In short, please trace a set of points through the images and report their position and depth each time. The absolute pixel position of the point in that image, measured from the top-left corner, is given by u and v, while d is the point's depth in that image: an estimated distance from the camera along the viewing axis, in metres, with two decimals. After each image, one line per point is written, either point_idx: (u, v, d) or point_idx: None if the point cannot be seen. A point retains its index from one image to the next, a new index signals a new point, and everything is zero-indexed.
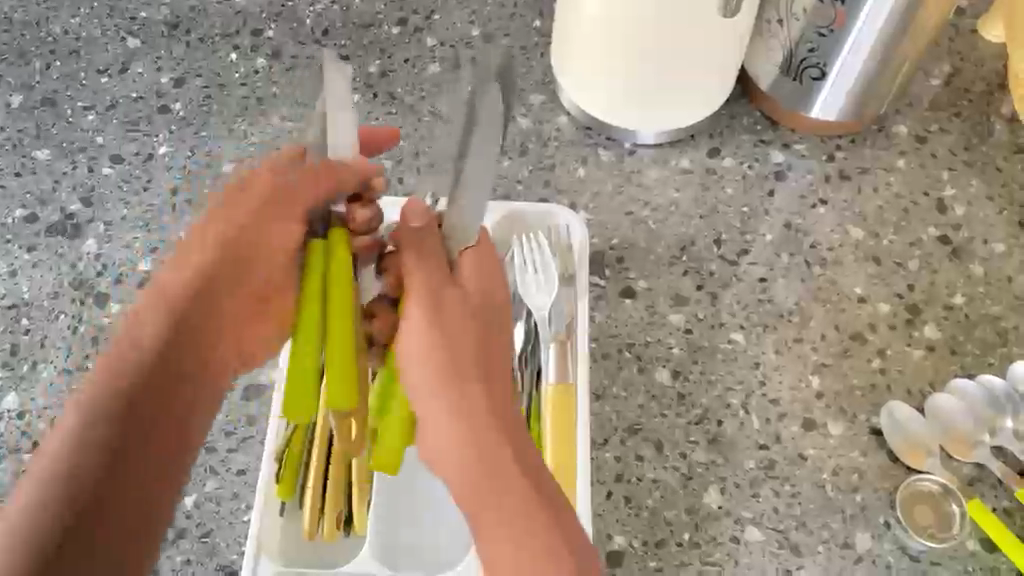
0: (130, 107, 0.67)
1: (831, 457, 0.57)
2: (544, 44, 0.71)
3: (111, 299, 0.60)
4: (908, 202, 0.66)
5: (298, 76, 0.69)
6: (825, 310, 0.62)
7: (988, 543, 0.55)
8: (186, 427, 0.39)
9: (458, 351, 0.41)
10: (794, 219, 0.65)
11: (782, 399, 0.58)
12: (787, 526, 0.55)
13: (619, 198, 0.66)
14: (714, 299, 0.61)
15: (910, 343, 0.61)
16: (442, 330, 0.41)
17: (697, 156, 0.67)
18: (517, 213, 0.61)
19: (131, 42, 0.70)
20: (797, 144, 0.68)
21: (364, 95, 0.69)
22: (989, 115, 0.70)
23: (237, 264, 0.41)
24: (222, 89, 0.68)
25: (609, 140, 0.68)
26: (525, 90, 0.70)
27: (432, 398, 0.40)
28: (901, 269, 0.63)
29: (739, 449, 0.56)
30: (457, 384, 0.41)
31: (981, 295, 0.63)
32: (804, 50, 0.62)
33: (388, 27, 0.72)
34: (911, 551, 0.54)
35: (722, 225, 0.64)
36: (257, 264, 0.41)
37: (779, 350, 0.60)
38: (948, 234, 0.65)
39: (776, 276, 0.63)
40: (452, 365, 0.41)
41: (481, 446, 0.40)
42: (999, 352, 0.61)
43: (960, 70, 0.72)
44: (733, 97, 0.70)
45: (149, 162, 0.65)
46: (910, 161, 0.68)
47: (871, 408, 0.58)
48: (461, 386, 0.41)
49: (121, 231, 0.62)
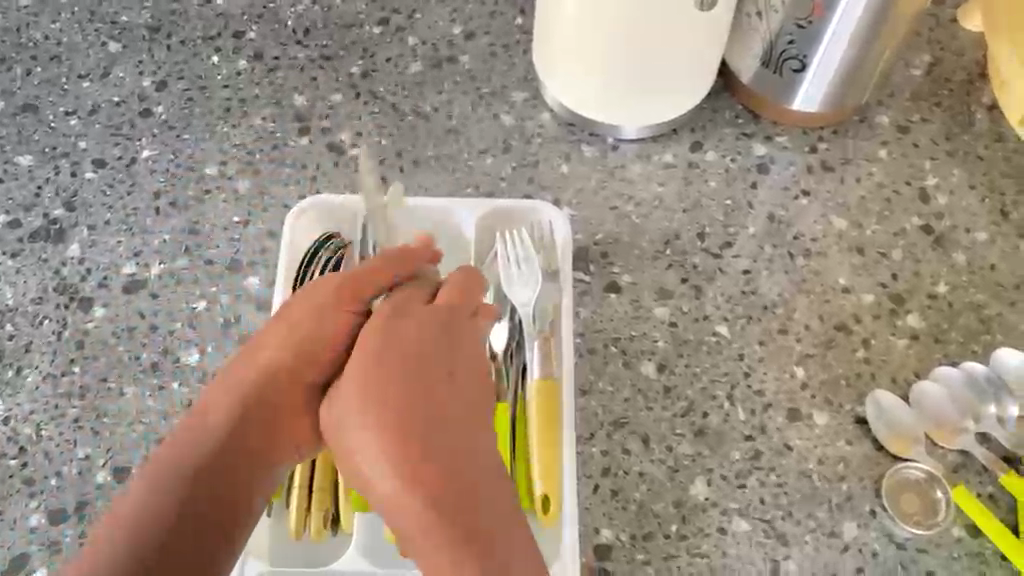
0: (112, 111, 0.67)
1: (817, 447, 0.57)
2: (525, 41, 0.72)
3: (96, 302, 0.60)
4: (890, 191, 0.66)
5: (280, 77, 0.69)
6: (809, 300, 0.62)
7: (973, 529, 0.55)
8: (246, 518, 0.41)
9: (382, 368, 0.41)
10: (777, 212, 0.65)
11: (767, 389, 0.58)
12: (774, 517, 0.55)
13: (603, 193, 0.66)
14: (698, 292, 0.62)
15: (894, 332, 0.61)
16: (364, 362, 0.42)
17: (680, 150, 0.67)
18: (500, 210, 0.62)
19: (112, 46, 0.70)
20: (780, 136, 0.68)
21: (347, 95, 0.69)
22: (970, 104, 0.70)
23: (300, 358, 0.44)
24: (204, 92, 0.68)
25: (592, 136, 0.68)
26: (508, 87, 0.70)
27: (340, 404, 0.41)
28: (885, 259, 0.64)
29: (726, 440, 0.57)
30: (365, 385, 0.40)
31: (964, 284, 0.63)
32: (783, 43, 0.62)
33: (370, 27, 0.72)
34: (898, 539, 0.55)
35: (705, 219, 0.65)
36: (319, 351, 0.44)
37: (763, 341, 0.60)
38: (931, 223, 0.65)
39: (759, 268, 0.63)
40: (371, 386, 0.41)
41: (383, 438, 0.39)
42: (983, 339, 0.61)
43: (940, 60, 0.72)
44: (715, 91, 0.70)
45: (132, 166, 0.65)
46: (892, 152, 0.68)
47: (856, 398, 0.58)
48: (370, 388, 0.40)
49: (105, 235, 0.62)
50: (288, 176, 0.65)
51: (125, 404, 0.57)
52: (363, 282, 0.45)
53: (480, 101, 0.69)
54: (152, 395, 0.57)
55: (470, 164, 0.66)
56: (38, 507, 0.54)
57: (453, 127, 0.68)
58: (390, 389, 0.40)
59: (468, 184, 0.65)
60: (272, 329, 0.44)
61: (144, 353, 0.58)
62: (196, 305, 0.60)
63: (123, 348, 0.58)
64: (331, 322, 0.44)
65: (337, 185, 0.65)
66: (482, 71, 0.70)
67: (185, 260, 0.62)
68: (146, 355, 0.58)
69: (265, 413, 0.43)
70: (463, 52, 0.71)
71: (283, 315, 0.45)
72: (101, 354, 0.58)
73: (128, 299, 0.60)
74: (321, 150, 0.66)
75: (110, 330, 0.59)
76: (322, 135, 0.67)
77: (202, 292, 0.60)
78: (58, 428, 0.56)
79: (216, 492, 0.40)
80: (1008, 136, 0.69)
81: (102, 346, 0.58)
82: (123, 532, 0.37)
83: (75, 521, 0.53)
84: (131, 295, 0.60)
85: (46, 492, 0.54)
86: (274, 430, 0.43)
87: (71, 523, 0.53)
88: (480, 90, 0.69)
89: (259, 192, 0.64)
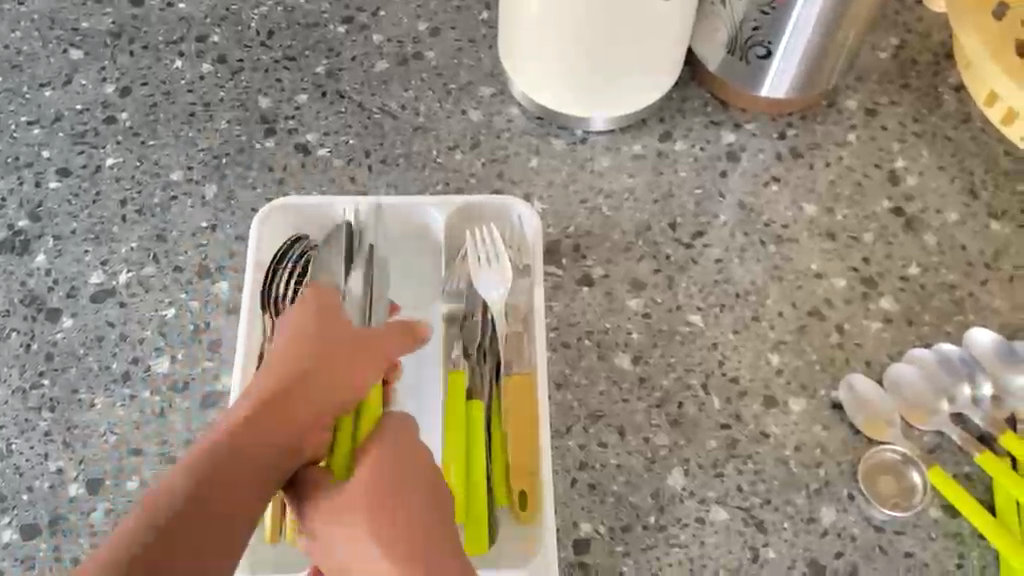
0: (74, 119, 0.67)
1: (793, 433, 0.57)
2: (491, 36, 0.71)
3: (64, 313, 0.59)
4: (860, 175, 0.66)
5: (245, 80, 0.69)
6: (782, 287, 0.62)
7: (950, 510, 0.55)
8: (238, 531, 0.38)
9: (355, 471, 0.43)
10: (748, 199, 0.65)
11: (742, 377, 0.58)
12: (752, 504, 0.55)
13: (573, 186, 0.65)
14: (671, 282, 0.62)
15: (867, 316, 0.61)
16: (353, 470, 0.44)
17: (650, 141, 0.67)
18: (471, 207, 0.61)
19: (74, 53, 0.69)
20: (748, 123, 0.68)
21: (312, 95, 0.68)
22: (937, 85, 0.70)
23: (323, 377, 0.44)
24: (167, 97, 0.68)
25: (561, 129, 0.68)
26: (475, 82, 0.69)
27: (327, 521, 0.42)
28: (857, 243, 0.64)
29: (702, 429, 0.57)
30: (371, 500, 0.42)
31: (936, 265, 0.63)
32: (748, 29, 0.62)
33: (335, 26, 0.71)
34: (876, 522, 0.55)
35: (676, 208, 0.65)
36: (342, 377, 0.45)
37: (737, 329, 0.60)
38: (901, 206, 0.65)
39: (731, 256, 0.63)
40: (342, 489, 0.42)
41: (386, 549, 0.40)
42: (956, 320, 0.61)
43: (907, 42, 0.72)
44: (683, 81, 0.70)
45: (97, 174, 0.65)
46: (860, 136, 0.68)
47: (831, 382, 0.59)
48: (377, 507, 0.42)
49: (71, 245, 0.62)
50: (256, 179, 0.65)
51: (96, 415, 0.56)
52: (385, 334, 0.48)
53: (447, 97, 0.69)
54: (123, 405, 0.56)
55: (440, 161, 0.66)
56: (10, 522, 0.53)
57: (421, 124, 0.67)
58: (388, 503, 0.42)
59: (438, 181, 0.65)
60: (301, 350, 0.45)
61: (114, 363, 0.58)
62: (165, 313, 0.59)
63: (93, 359, 0.58)
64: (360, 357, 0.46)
65: (305, 187, 0.64)
66: (449, 67, 0.70)
67: (153, 267, 0.61)
68: (117, 365, 0.58)
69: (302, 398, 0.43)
70: (429, 48, 0.71)
71: (308, 339, 0.46)
72: (71, 366, 0.58)
73: (96, 309, 0.59)
74: (288, 151, 0.66)
75: (79, 341, 0.58)
76: (289, 136, 0.66)
77: (171, 299, 0.60)
78: (29, 442, 0.55)
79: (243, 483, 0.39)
80: (975, 115, 0.69)
81: (71, 356, 0.58)
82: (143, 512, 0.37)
83: (48, 535, 0.53)
84: (99, 304, 0.60)
85: (18, 506, 0.54)
86: (296, 412, 0.43)
87: (44, 538, 0.53)
88: (447, 86, 0.69)
89: (226, 197, 0.64)
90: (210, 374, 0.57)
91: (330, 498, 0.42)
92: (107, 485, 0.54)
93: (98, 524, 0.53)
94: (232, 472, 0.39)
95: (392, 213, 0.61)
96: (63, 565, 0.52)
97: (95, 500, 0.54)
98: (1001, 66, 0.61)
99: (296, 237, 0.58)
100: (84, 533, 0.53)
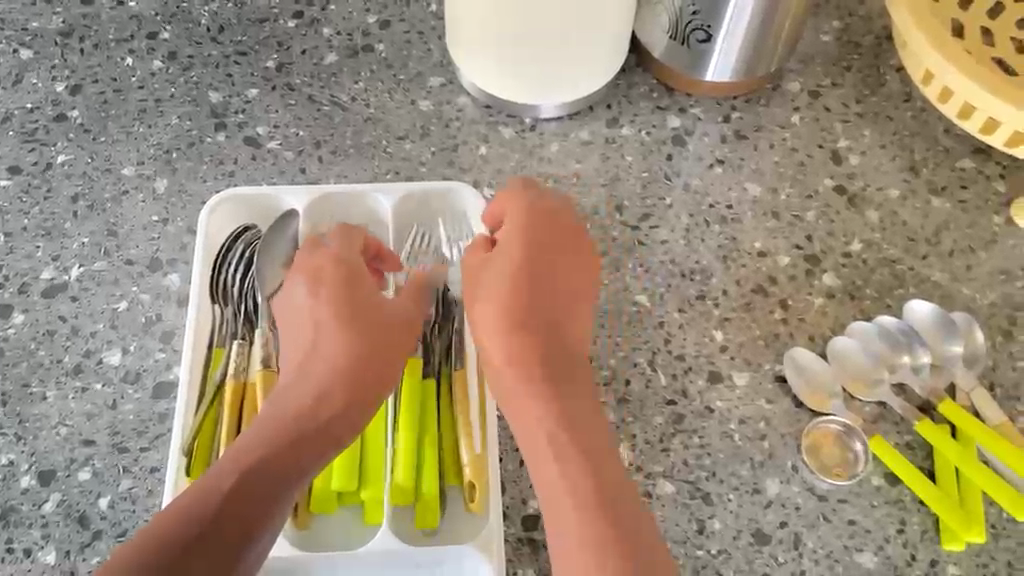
0: (25, 118, 0.67)
1: (737, 407, 0.58)
2: (440, 27, 0.72)
3: (15, 309, 0.60)
4: (804, 155, 0.68)
5: (195, 75, 0.69)
6: (727, 266, 0.63)
7: (891, 478, 0.56)
8: (243, 540, 0.42)
9: (509, 295, 0.50)
10: (693, 180, 0.66)
11: (687, 354, 0.59)
12: (698, 477, 0.56)
13: (522, 173, 0.66)
14: (618, 265, 0.62)
15: (811, 292, 0.62)
16: (521, 281, 0.50)
17: (597, 127, 0.68)
18: (417, 194, 0.62)
19: (24, 53, 0.69)
20: (693, 108, 0.69)
21: (262, 89, 0.69)
22: (879, 67, 0.72)
23: (323, 400, 0.48)
24: (119, 94, 0.68)
25: (510, 117, 0.68)
26: (424, 73, 0.70)
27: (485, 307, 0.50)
28: (800, 221, 0.65)
29: (649, 405, 0.58)
30: (513, 316, 0.49)
31: (878, 241, 0.64)
32: (688, 13, 0.63)
33: (285, 21, 0.71)
34: (819, 491, 0.56)
35: (623, 192, 0.66)
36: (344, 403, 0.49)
37: (682, 308, 0.61)
38: (843, 184, 0.67)
39: (678, 238, 0.64)
40: (514, 307, 0.49)
41: (541, 398, 0.47)
42: (897, 293, 0.62)
43: (849, 25, 0.73)
44: (629, 67, 0.71)
45: (48, 171, 0.65)
46: (804, 117, 0.69)
47: (774, 356, 0.60)
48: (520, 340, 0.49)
49: (22, 242, 0.62)
50: (206, 172, 0.65)
51: (49, 408, 0.57)
52: (388, 358, 0.51)
53: (397, 88, 0.69)
54: (75, 397, 0.57)
55: (389, 151, 0.67)
56: None
57: (371, 115, 0.68)
58: (534, 336, 0.49)
59: (388, 170, 0.66)
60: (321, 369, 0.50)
61: (66, 356, 0.58)
62: (117, 306, 0.60)
63: (44, 353, 0.58)
64: (366, 380, 0.50)
65: (254, 179, 0.65)
66: (399, 59, 0.70)
67: (104, 261, 0.62)
68: (69, 358, 0.58)
69: (316, 403, 0.48)
70: (379, 41, 0.71)
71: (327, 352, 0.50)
72: (22, 360, 0.58)
73: (48, 304, 0.60)
74: (238, 145, 0.66)
75: (30, 336, 0.59)
76: (239, 130, 0.67)
77: (123, 292, 0.60)
78: None
79: (252, 498, 0.43)
80: (916, 95, 0.71)
81: (22, 351, 0.58)
82: (174, 516, 0.41)
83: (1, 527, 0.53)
84: (50, 299, 0.60)
85: None
86: (305, 440, 0.47)
87: None
88: (396, 78, 0.70)
89: (177, 191, 0.64)
90: (161, 365, 0.58)
91: (491, 298, 0.50)
92: (59, 476, 0.55)
93: (52, 514, 0.54)
94: (248, 495, 0.43)
95: (341, 200, 0.61)
96: (16, 556, 0.53)
97: (47, 492, 0.54)
98: (936, 49, 0.61)
99: (246, 227, 0.60)
100: (36, 524, 0.53)
